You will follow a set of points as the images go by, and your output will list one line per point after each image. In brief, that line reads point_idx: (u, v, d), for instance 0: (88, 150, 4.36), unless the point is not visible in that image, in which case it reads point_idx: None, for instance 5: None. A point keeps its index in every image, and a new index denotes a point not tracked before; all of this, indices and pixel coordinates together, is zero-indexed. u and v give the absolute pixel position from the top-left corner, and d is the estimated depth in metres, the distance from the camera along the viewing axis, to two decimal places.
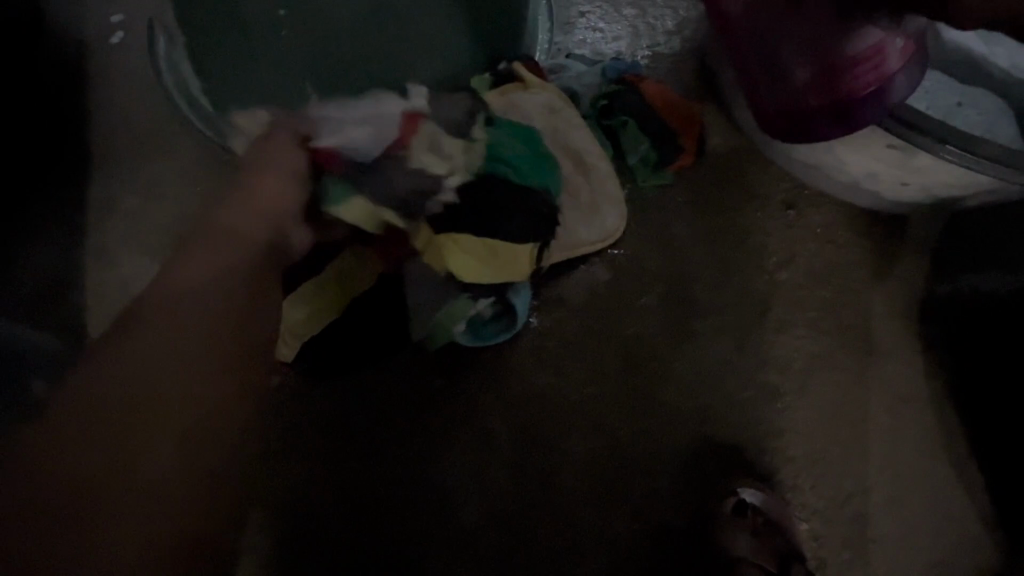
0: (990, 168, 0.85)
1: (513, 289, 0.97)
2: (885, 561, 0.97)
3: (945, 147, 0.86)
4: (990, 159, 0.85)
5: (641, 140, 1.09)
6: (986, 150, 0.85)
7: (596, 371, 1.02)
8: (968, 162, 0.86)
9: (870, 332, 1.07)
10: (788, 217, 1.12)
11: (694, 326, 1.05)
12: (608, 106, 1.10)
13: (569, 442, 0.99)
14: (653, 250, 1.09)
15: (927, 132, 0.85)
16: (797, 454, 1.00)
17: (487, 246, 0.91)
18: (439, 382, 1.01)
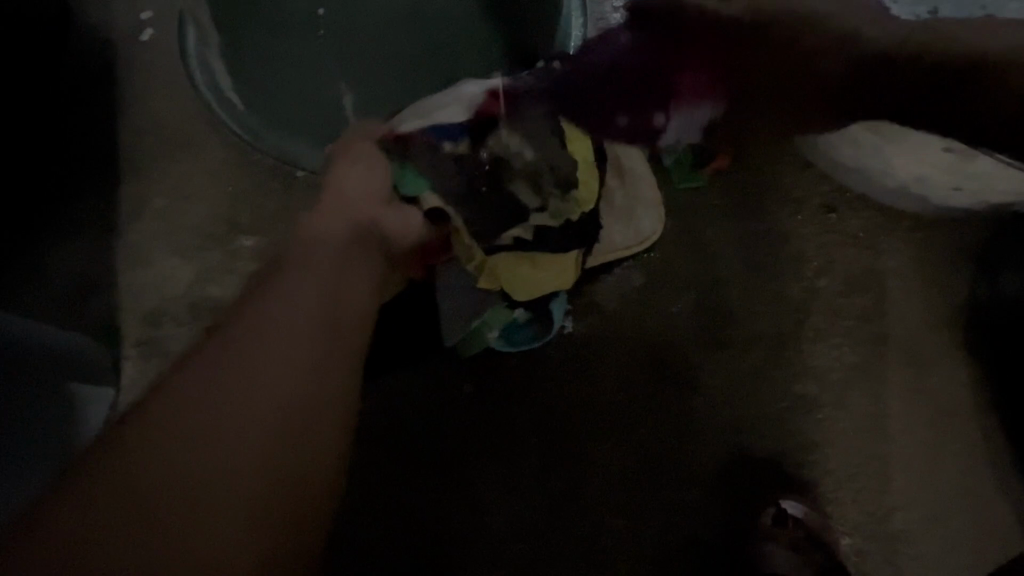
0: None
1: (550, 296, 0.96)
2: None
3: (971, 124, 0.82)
4: None
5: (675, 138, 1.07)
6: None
7: (628, 378, 1.00)
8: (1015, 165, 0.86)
9: (912, 340, 1.03)
10: (827, 220, 1.09)
11: (729, 330, 1.03)
12: None
13: (600, 450, 0.98)
14: (687, 254, 1.07)
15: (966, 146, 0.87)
16: (835, 465, 0.97)
17: (530, 259, 0.91)
18: (468, 387, 0.99)
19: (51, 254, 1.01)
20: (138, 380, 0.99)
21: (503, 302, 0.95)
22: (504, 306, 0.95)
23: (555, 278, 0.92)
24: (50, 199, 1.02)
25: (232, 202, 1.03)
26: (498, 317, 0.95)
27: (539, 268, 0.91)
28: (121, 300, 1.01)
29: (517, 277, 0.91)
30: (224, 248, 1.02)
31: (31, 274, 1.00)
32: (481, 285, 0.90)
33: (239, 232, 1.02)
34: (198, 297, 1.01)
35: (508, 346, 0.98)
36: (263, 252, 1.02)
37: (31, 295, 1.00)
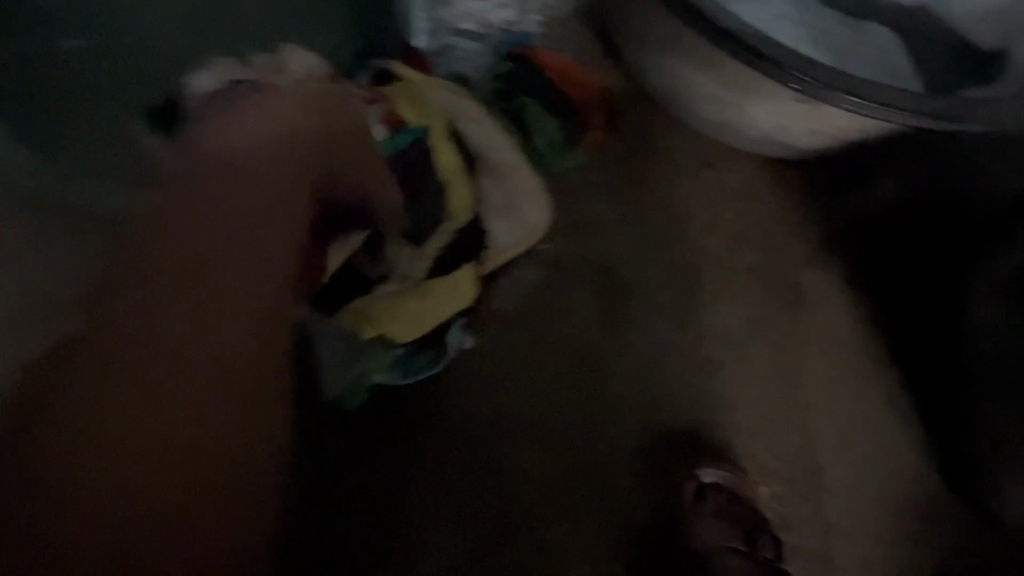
0: (885, 111, 0.78)
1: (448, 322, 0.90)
2: (850, 510, 0.97)
3: (794, 80, 0.79)
4: (880, 97, 0.77)
5: (545, 117, 1.02)
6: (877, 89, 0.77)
7: (542, 380, 0.97)
8: (862, 107, 0.78)
9: (800, 281, 1.06)
10: (704, 177, 1.09)
11: (629, 307, 1.01)
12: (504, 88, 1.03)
13: (523, 459, 0.94)
14: (575, 239, 1.03)
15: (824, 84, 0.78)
16: (746, 418, 0.99)
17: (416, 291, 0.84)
18: (372, 424, 0.92)
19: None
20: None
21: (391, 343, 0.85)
22: (393, 346, 0.85)
23: (451, 297, 0.86)
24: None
25: None
26: (393, 357, 0.86)
27: (429, 295, 0.84)
28: None
29: (401, 318, 0.83)
30: None
31: None
32: (367, 336, 0.83)
33: None
34: None
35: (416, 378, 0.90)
36: None
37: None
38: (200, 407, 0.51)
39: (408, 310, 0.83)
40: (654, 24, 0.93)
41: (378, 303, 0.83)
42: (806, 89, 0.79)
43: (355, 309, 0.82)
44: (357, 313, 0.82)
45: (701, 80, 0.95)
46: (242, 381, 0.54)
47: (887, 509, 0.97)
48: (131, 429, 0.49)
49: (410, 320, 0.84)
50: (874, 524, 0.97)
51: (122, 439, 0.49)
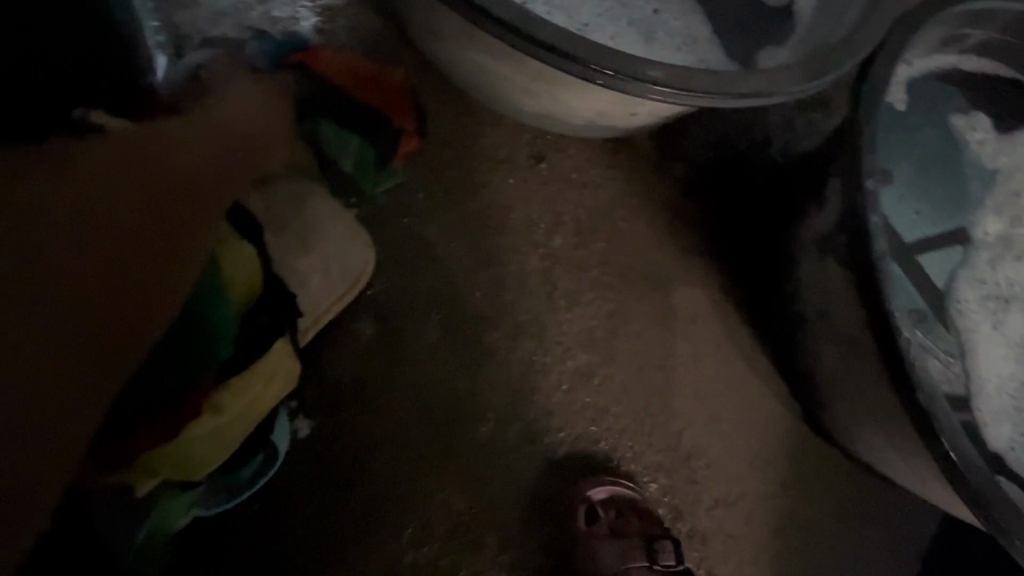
0: (691, 98, 0.72)
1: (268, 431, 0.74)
2: (732, 480, 0.98)
3: (595, 71, 0.70)
4: (681, 83, 0.71)
5: (339, 132, 0.85)
6: (676, 74, 0.71)
7: (403, 444, 0.85)
8: (668, 95, 0.71)
9: (651, 263, 1.03)
10: (540, 171, 1.00)
11: (484, 334, 0.91)
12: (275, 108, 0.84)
13: (398, 540, 0.82)
14: (411, 272, 0.90)
15: (626, 76, 0.70)
16: (625, 419, 0.95)
17: (209, 419, 0.65)
18: (208, 551, 0.78)
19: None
20: None
21: (171, 493, 0.67)
22: (176, 494, 0.67)
23: (259, 403, 0.70)
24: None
25: None
26: (180, 506, 0.68)
27: (224, 417, 0.67)
28: None
29: (191, 454, 0.66)
30: None
31: None
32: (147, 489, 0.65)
33: None
34: None
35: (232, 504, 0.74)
36: None
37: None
38: (93, 258, 0.59)
39: (200, 441, 0.66)
40: (438, 15, 0.80)
41: (169, 454, 0.64)
42: (608, 83, 0.70)
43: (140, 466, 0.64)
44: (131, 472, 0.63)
45: (505, 72, 0.84)
46: (117, 239, 0.60)
47: (765, 471, 0.99)
48: (47, 271, 0.57)
49: (205, 454, 0.67)
50: (758, 488, 0.98)
51: (57, 354, 0.55)
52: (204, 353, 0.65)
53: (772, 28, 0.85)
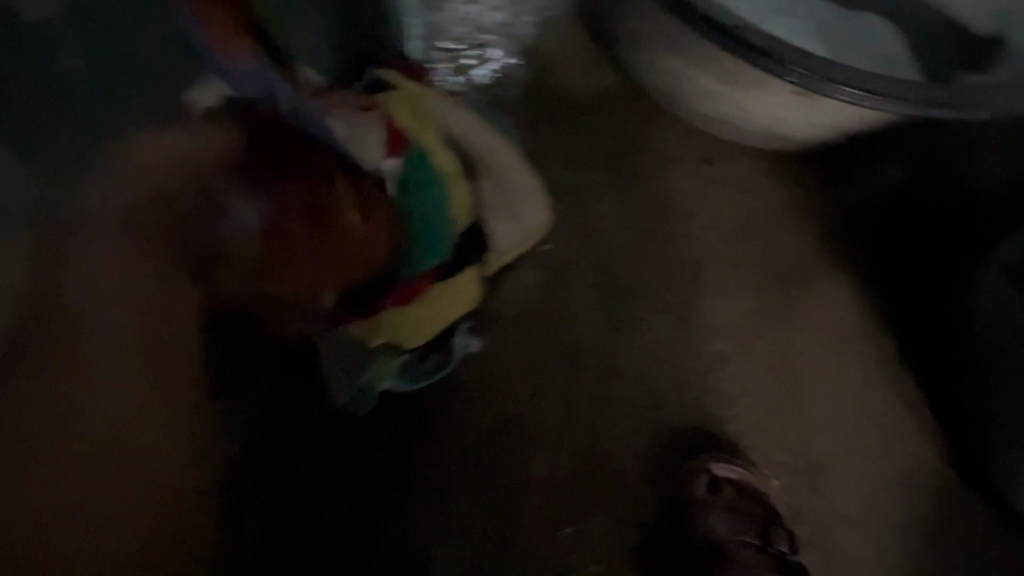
0: (883, 102, 0.78)
1: (455, 330, 0.91)
2: (856, 497, 0.97)
3: (792, 71, 0.79)
4: (878, 87, 0.77)
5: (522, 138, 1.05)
6: (874, 79, 0.78)
7: (547, 383, 0.96)
8: (862, 97, 0.78)
9: (803, 272, 1.06)
10: (705, 172, 1.09)
11: (633, 304, 1.01)
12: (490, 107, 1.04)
13: (531, 463, 0.94)
14: (578, 238, 1.03)
15: (825, 78, 0.78)
16: (754, 412, 0.99)
17: (425, 302, 0.83)
18: (381, 435, 0.92)
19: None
20: None
21: (390, 353, 0.84)
22: (392, 356, 0.85)
23: (457, 303, 0.86)
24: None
25: None
26: (391, 367, 0.86)
27: (433, 305, 0.84)
28: None
29: (409, 326, 0.83)
30: None
31: None
32: (377, 344, 0.83)
33: None
34: None
35: (417, 383, 0.90)
36: None
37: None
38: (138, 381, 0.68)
39: (412, 322, 0.83)
40: (644, 22, 0.94)
41: (390, 321, 0.82)
42: (798, 80, 0.79)
43: (373, 323, 0.81)
44: (367, 325, 0.81)
45: (695, 75, 0.95)
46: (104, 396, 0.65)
47: (895, 498, 0.97)
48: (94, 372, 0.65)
49: (417, 330, 0.84)
50: (884, 513, 0.97)
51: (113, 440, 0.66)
52: (427, 251, 0.82)
53: (984, 55, 0.86)
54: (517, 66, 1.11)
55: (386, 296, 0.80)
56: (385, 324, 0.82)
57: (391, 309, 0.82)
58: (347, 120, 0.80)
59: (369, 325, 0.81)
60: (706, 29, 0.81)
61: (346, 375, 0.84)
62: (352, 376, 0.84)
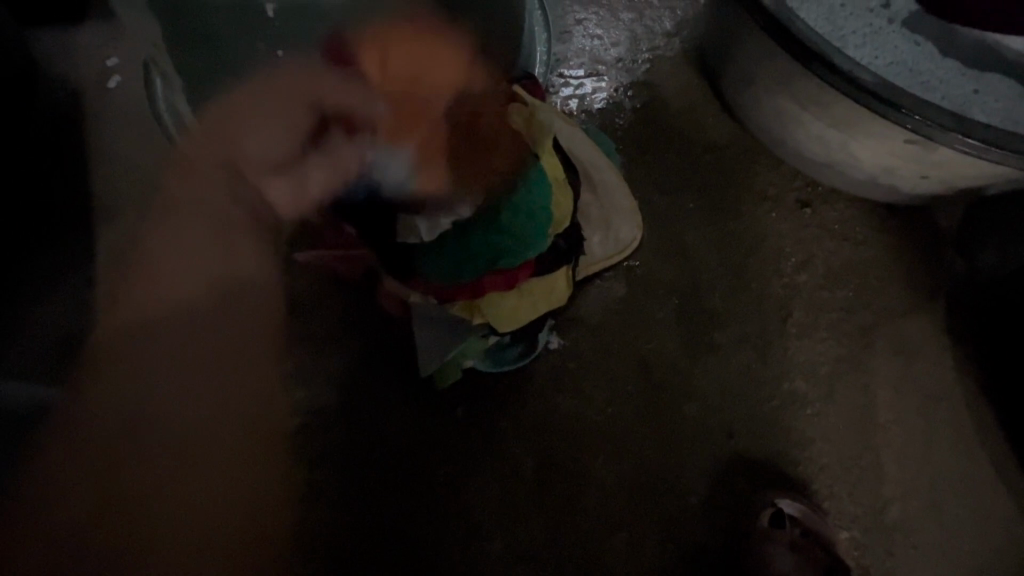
0: (996, 152, 0.83)
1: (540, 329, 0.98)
2: (930, 564, 0.94)
3: (912, 118, 0.83)
4: (995, 138, 0.82)
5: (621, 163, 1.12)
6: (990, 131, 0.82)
7: (619, 391, 1.00)
8: (975, 146, 0.83)
9: (896, 326, 1.04)
10: (802, 214, 1.10)
11: (716, 331, 1.03)
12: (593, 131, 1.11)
13: (597, 467, 0.97)
14: (668, 260, 1.07)
15: (945, 125, 0.82)
16: (830, 458, 0.98)
17: (521, 292, 0.90)
18: (458, 413, 0.98)
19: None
20: (126, 432, 0.96)
21: (480, 333, 0.92)
22: (481, 337, 0.92)
23: (548, 299, 0.93)
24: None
25: (195, 241, 1.04)
26: (478, 347, 0.94)
27: (528, 296, 0.91)
28: (105, 352, 0.99)
29: (504, 311, 0.89)
30: (205, 292, 1.02)
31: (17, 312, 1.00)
32: (473, 323, 0.90)
33: (220, 274, 1.03)
34: (179, 339, 1.00)
35: (497, 369, 0.98)
36: (247, 292, 1.02)
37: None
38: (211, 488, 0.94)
39: (508, 307, 0.89)
40: (763, 65, 0.99)
41: (486, 306, 0.88)
42: (918, 127, 0.84)
43: (474, 302, 0.88)
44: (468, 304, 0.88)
45: (808, 119, 0.99)
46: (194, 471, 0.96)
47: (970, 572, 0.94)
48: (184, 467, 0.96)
49: (510, 318, 0.90)
50: None
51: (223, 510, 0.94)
52: (527, 239, 0.84)
53: None
54: (627, 97, 1.19)
55: (485, 274, 0.85)
56: (484, 305, 0.88)
57: (492, 294, 0.88)
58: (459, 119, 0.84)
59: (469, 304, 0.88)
60: (829, 73, 0.85)
61: (438, 346, 0.93)
62: (443, 348, 0.92)
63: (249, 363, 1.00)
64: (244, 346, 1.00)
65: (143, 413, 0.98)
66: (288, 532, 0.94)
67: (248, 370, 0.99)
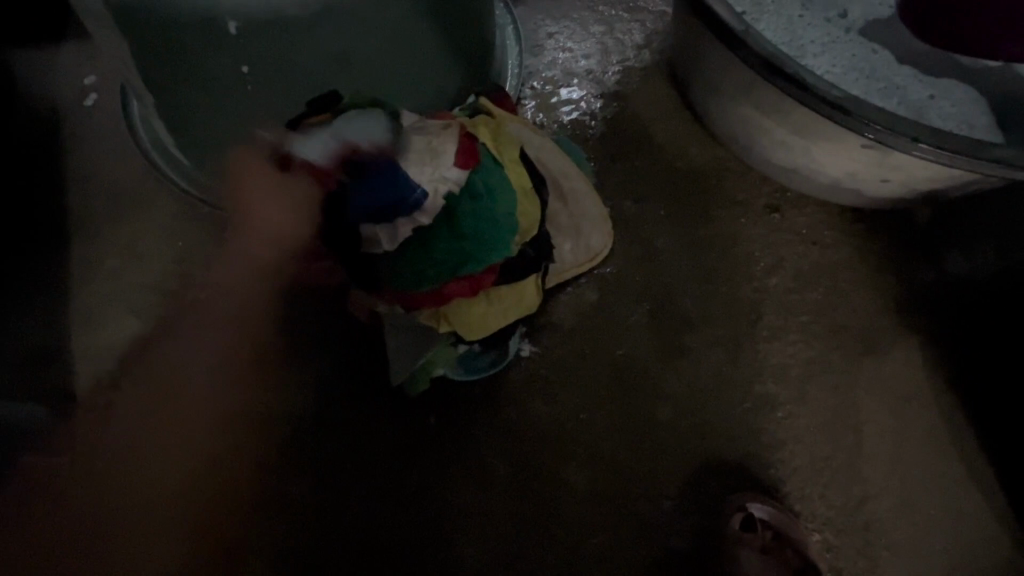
0: (954, 157, 0.84)
1: (512, 336, 0.98)
2: (903, 565, 0.94)
3: (870, 128, 0.86)
4: (951, 144, 0.84)
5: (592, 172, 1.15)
6: (946, 137, 0.84)
7: (592, 397, 1.00)
8: (933, 152, 0.84)
9: (866, 328, 1.05)
10: (771, 218, 1.12)
11: (687, 336, 1.04)
12: (564, 141, 1.13)
13: (569, 472, 0.97)
14: (639, 266, 1.08)
15: (902, 133, 0.84)
16: (801, 460, 0.98)
17: (489, 300, 0.91)
18: (430, 421, 0.98)
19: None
20: (99, 446, 0.96)
21: (447, 341, 0.93)
22: (447, 345, 0.93)
23: (516, 307, 0.94)
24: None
25: (167, 252, 1.04)
26: (445, 355, 0.94)
27: (495, 305, 0.92)
28: (77, 366, 0.99)
29: (471, 320, 0.90)
30: (178, 303, 1.02)
31: None
32: (441, 332, 0.91)
33: (193, 287, 1.03)
34: (151, 353, 1.00)
35: (468, 375, 0.98)
36: (220, 304, 1.02)
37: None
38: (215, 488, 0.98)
39: (475, 316, 0.91)
40: (726, 74, 1.01)
41: (453, 314, 0.89)
42: (876, 135, 0.86)
43: (441, 311, 0.90)
44: (436, 312, 0.90)
45: (770, 126, 1.01)
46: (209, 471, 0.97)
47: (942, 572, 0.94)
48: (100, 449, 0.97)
49: (476, 327, 0.91)
50: None
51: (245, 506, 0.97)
52: (492, 247, 0.86)
53: None
54: (598, 107, 1.21)
55: (451, 280, 0.85)
56: (451, 314, 0.89)
57: (458, 303, 0.89)
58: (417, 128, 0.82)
59: (436, 313, 0.90)
60: (788, 85, 0.88)
61: (406, 354, 0.94)
62: (412, 356, 0.93)
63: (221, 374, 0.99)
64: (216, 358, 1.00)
65: (115, 429, 0.97)
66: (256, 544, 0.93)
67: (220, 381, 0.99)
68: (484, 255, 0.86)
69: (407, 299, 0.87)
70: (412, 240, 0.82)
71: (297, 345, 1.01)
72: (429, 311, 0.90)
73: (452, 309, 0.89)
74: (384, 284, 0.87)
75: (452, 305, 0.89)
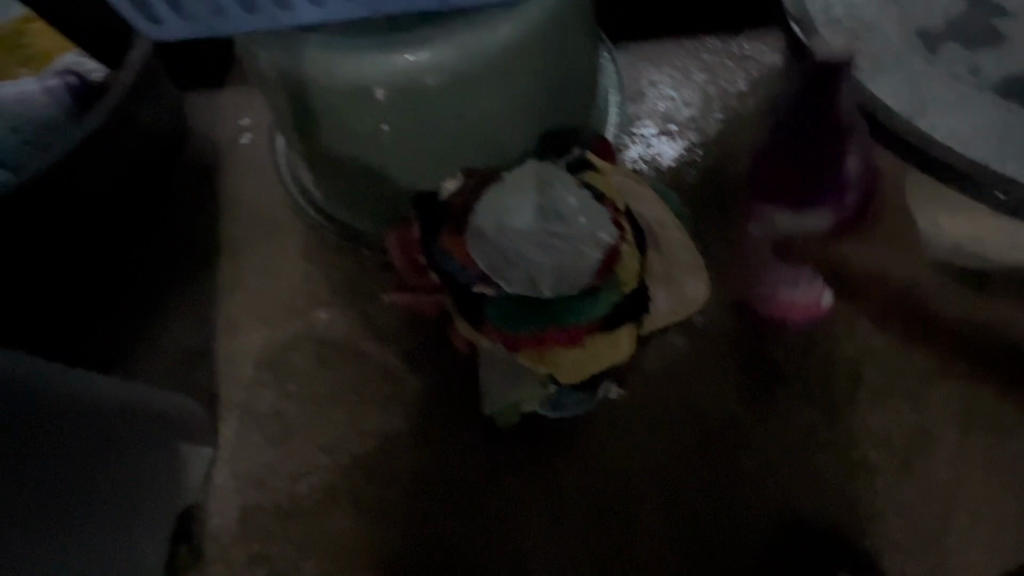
0: None
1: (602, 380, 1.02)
2: None
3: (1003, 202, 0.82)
4: None
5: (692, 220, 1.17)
6: None
7: (677, 445, 1.01)
8: None
9: (984, 402, 0.99)
10: (879, 275, 1.08)
11: (781, 391, 1.02)
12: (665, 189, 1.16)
13: (649, 518, 0.98)
14: (733, 317, 1.08)
15: None
16: (900, 535, 0.93)
17: (585, 347, 0.96)
18: (518, 451, 1.03)
19: (136, 338, 1.16)
20: (232, 440, 1.09)
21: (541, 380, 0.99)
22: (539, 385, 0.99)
23: (611, 355, 0.98)
24: (144, 290, 1.19)
25: (297, 274, 1.19)
26: (535, 395, 1.00)
27: (591, 352, 0.97)
28: (217, 367, 1.14)
29: (566, 364, 0.96)
30: (303, 318, 1.15)
31: (146, 330, 1.17)
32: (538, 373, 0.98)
33: (318, 306, 1.16)
34: (282, 363, 1.13)
35: (557, 414, 1.03)
36: (341, 321, 1.14)
37: (128, 366, 1.14)
38: None
39: (572, 359, 0.96)
40: None
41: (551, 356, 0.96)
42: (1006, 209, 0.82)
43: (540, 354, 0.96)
44: (536, 354, 0.96)
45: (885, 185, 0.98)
46: None
47: None
48: None
49: (571, 369, 0.97)
50: None
51: None
52: (591, 293, 0.93)
53: None
54: (697, 155, 1.23)
55: (555, 328, 0.93)
56: (548, 357, 0.96)
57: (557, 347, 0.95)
58: (535, 188, 0.96)
59: (534, 355, 0.97)
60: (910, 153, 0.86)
61: (501, 390, 1.01)
62: (507, 393, 1.00)
63: (336, 387, 1.10)
64: (330, 372, 1.11)
65: (246, 427, 1.10)
66: (352, 545, 1.02)
67: (332, 392, 1.10)
68: (582, 301, 0.93)
69: (510, 337, 0.95)
70: (521, 281, 0.91)
71: (402, 366, 1.10)
72: (528, 353, 0.96)
73: (550, 353, 0.96)
74: (491, 322, 0.95)
75: (551, 350, 0.96)
